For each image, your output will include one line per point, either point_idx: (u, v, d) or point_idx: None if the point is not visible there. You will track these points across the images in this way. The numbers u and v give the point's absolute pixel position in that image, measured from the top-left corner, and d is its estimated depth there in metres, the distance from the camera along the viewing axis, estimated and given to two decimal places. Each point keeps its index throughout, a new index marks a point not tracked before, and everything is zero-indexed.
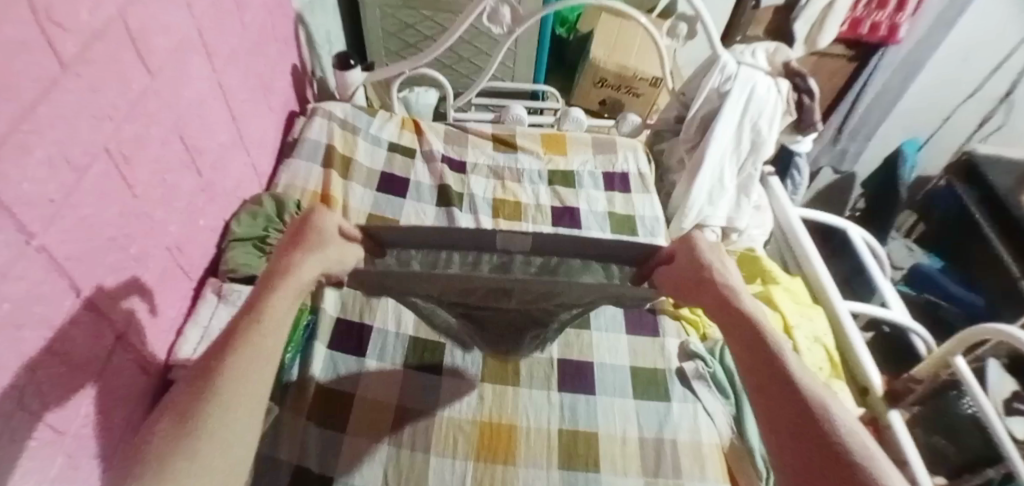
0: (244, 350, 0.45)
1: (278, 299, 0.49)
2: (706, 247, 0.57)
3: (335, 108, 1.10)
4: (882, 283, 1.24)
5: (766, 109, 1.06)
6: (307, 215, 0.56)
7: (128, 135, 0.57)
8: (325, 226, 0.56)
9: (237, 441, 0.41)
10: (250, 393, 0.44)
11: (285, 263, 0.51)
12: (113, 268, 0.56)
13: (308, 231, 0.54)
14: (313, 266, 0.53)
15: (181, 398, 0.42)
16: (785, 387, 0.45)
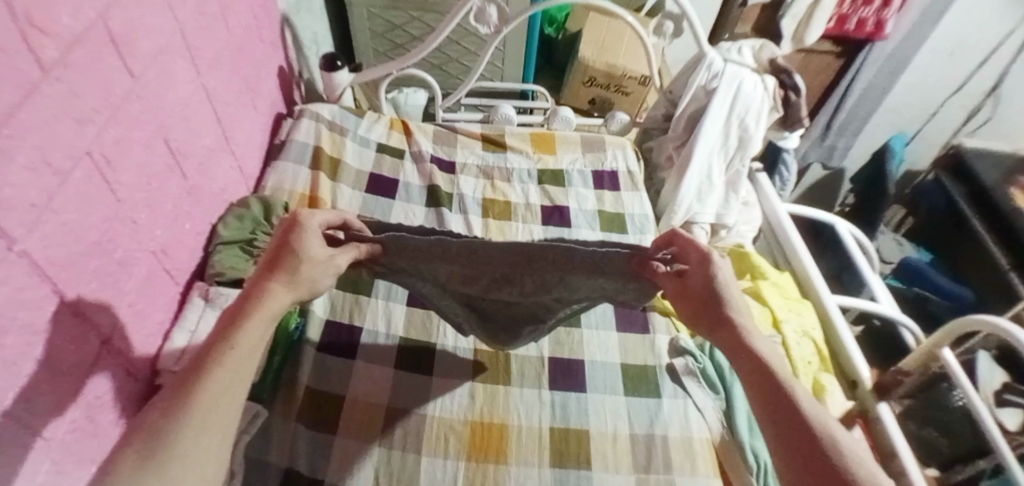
0: (216, 375, 0.47)
1: (250, 324, 0.50)
2: (723, 272, 0.60)
3: (323, 109, 1.09)
4: (871, 277, 1.26)
5: (753, 105, 1.07)
6: (291, 232, 0.55)
7: (110, 139, 0.56)
8: (305, 248, 0.55)
9: (206, 460, 0.45)
10: (221, 415, 0.47)
11: (260, 288, 0.53)
12: (98, 273, 0.56)
13: (288, 253, 0.54)
14: (285, 294, 0.54)
15: (154, 416, 0.45)
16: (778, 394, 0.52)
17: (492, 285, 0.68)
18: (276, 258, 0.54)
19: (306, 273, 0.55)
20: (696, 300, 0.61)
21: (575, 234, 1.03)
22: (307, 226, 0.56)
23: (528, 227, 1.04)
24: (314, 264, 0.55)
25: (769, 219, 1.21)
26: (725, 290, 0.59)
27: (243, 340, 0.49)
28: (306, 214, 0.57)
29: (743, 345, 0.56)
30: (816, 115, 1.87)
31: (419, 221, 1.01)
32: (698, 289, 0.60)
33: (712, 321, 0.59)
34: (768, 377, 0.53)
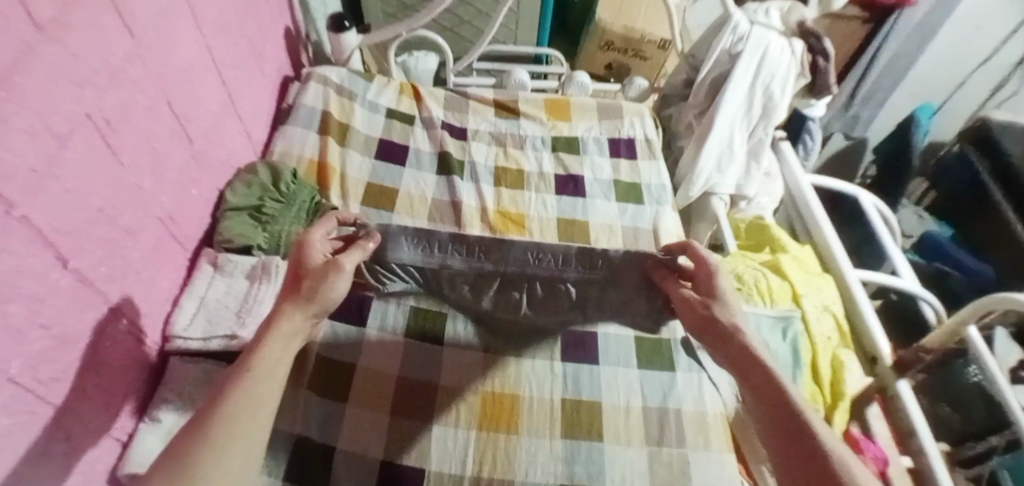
0: (236, 394, 0.51)
1: (269, 344, 0.54)
2: (725, 284, 0.61)
3: (330, 73, 1.06)
4: (894, 252, 1.22)
5: (780, 71, 1.02)
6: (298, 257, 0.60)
7: (111, 102, 0.54)
8: (314, 274, 0.58)
9: (231, 473, 0.49)
10: (246, 432, 0.50)
11: (278, 311, 0.57)
12: (103, 239, 0.55)
13: (297, 277, 0.59)
14: (300, 314, 0.57)
15: (183, 434, 0.49)
16: (786, 408, 0.54)
17: (503, 281, 0.69)
18: (290, 282, 0.59)
19: (317, 294, 0.58)
20: (699, 311, 0.61)
21: (590, 204, 1.00)
22: (311, 247, 0.60)
23: (541, 197, 1.01)
24: (320, 284, 0.58)
25: (791, 191, 1.16)
26: (728, 303, 0.61)
27: (261, 362, 0.53)
28: (310, 235, 0.61)
29: (749, 358, 0.57)
30: (842, 81, 1.78)
31: (430, 190, 0.98)
32: (701, 299, 0.61)
33: (715, 337, 0.60)
34: (772, 392, 0.55)
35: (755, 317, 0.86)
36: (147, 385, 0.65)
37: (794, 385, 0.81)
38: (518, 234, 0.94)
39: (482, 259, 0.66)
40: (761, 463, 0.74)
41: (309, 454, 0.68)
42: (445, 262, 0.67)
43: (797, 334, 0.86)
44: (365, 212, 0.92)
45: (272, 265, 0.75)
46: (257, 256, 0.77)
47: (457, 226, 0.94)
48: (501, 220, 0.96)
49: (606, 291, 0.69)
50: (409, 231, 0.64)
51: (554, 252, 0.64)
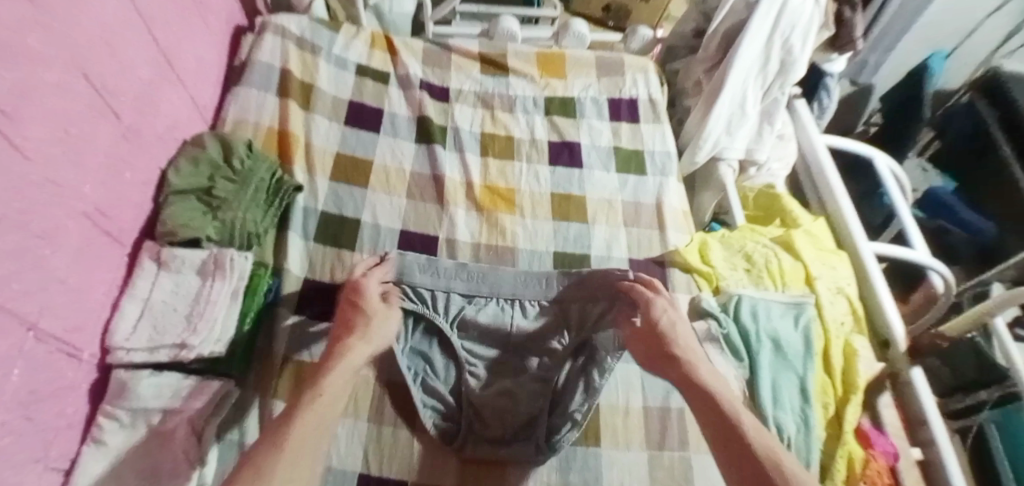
0: (312, 405, 0.50)
1: (339, 367, 0.55)
2: (669, 315, 0.62)
3: (289, 23, 0.92)
4: (906, 218, 1.14)
5: (802, 20, 0.89)
6: (355, 299, 0.63)
7: (6, 83, 0.42)
8: (371, 311, 0.62)
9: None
10: (314, 445, 0.48)
11: (341, 341, 0.58)
12: (14, 250, 0.45)
13: (356, 313, 0.61)
14: (367, 343, 0.59)
15: (263, 441, 0.47)
16: (710, 410, 0.52)
17: (506, 306, 0.74)
18: (346, 319, 0.61)
19: (377, 331, 0.61)
20: (647, 342, 0.62)
21: (588, 176, 0.91)
22: (369, 290, 0.64)
23: (533, 168, 0.90)
24: (381, 323, 0.62)
25: (805, 155, 1.06)
26: (675, 331, 0.61)
27: (333, 380, 0.54)
28: (365, 277, 0.65)
29: (692, 381, 0.55)
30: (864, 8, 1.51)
31: (407, 161, 0.88)
32: (648, 326, 0.62)
33: (662, 357, 0.59)
34: (708, 398, 0.53)
35: (765, 303, 0.80)
36: (87, 401, 0.57)
37: (804, 378, 0.75)
38: (508, 212, 0.85)
39: (492, 282, 0.74)
40: None
41: None
42: (459, 278, 0.74)
43: (810, 321, 0.79)
44: (335, 189, 0.82)
45: (226, 259, 0.66)
46: (210, 249, 0.68)
47: (439, 204, 0.84)
48: (489, 196, 0.86)
49: (587, 305, 0.73)
50: (421, 260, 0.72)
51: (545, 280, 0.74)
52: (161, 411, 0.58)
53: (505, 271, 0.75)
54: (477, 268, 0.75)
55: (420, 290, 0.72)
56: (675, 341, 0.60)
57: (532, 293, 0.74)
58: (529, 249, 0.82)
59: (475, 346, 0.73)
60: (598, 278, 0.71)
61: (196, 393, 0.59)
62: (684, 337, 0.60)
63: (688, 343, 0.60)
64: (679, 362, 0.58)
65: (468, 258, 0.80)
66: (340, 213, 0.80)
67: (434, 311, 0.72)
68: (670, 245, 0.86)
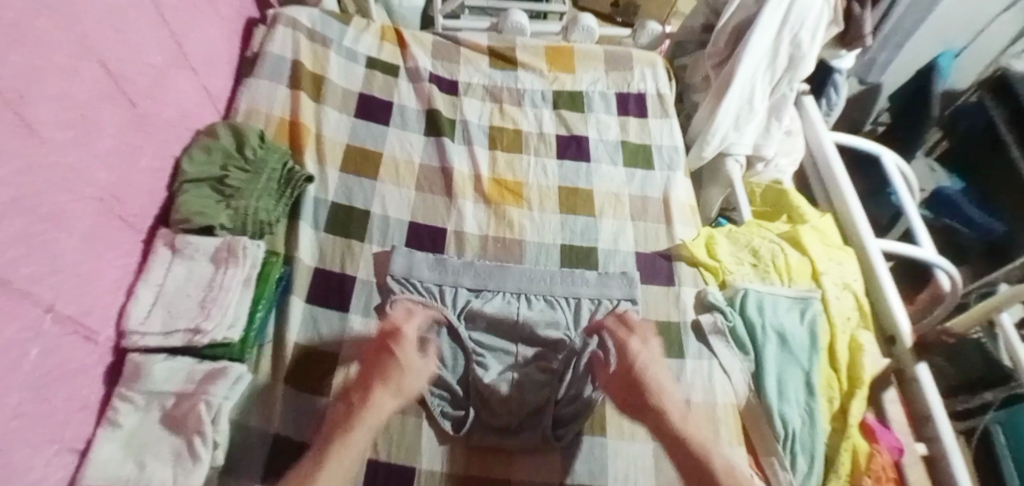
0: (326, 469, 0.52)
1: (360, 426, 0.56)
2: (643, 358, 0.65)
3: (300, 14, 0.93)
4: (914, 216, 1.14)
5: (811, 16, 0.89)
6: (391, 345, 0.64)
7: (15, 66, 0.43)
8: (405, 359, 0.62)
9: None
10: None
11: (368, 392, 0.59)
12: (25, 232, 0.46)
13: (390, 360, 0.62)
14: (392, 398, 0.60)
15: None
16: (691, 464, 0.56)
17: (513, 299, 0.76)
18: (378, 366, 0.62)
19: (409, 384, 0.61)
20: (621, 385, 0.64)
21: (595, 170, 0.91)
22: (406, 338, 0.65)
23: (541, 161, 0.91)
24: (413, 374, 0.62)
25: (813, 152, 1.06)
26: (651, 373, 0.63)
27: (351, 441, 0.55)
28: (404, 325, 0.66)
29: (671, 433, 0.58)
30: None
31: (416, 153, 0.88)
32: (624, 370, 0.64)
33: (638, 405, 0.62)
34: (686, 450, 0.57)
35: (771, 297, 0.81)
36: (102, 384, 0.58)
37: (809, 372, 0.75)
38: (516, 205, 0.86)
39: (499, 274, 0.77)
40: (772, 456, 0.70)
41: (290, 454, 0.61)
42: (465, 271, 0.77)
43: (816, 315, 0.79)
44: (345, 180, 0.83)
45: (239, 247, 0.67)
46: (222, 236, 0.69)
47: (447, 196, 0.85)
48: (497, 188, 0.87)
49: (593, 303, 0.76)
50: (427, 256, 0.77)
51: (547, 276, 0.78)
52: (174, 394, 0.59)
53: (509, 267, 0.78)
54: (483, 264, 0.78)
55: (427, 284, 0.75)
56: (651, 387, 0.62)
57: (538, 289, 0.77)
58: (537, 242, 0.82)
59: (483, 337, 0.73)
60: (592, 279, 0.78)
61: (208, 376, 0.60)
62: (659, 380, 0.63)
63: (660, 385, 0.63)
64: (657, 410, 0.60)
65: (476, 250, 0.81)
66: (350, 204, 0.81)
67: (442, 304, 0.74)
68: (677, 238, 0.86)
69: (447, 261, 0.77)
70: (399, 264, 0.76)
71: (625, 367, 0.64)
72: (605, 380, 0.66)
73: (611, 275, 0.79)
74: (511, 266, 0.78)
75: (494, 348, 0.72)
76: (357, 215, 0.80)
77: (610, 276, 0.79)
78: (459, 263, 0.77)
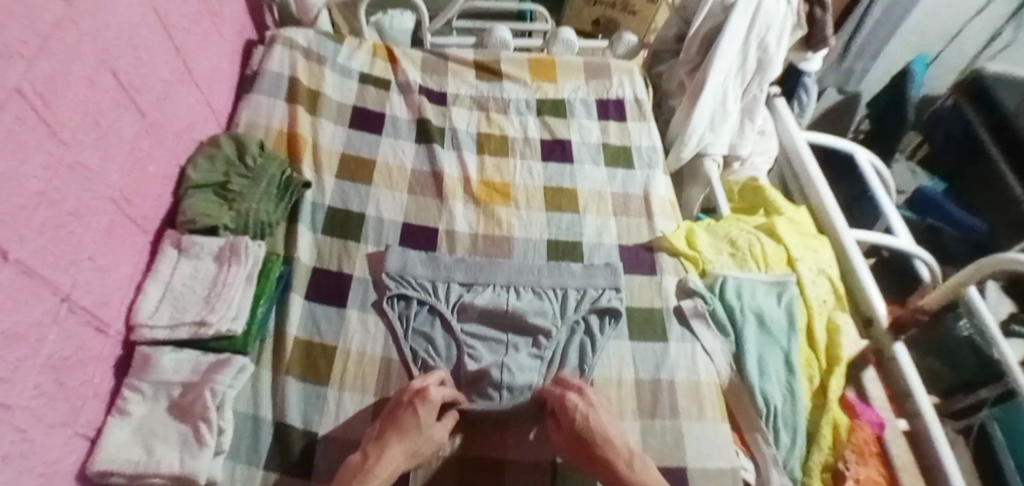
0: None
1: None
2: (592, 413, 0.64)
3: (296, 35, 0.99)
4: (890, 210, 1.18)
5: (775, 22, 0.95)
6: (415, 404, 0.63)
7: (43, 75, 0.48)
8: (425, 420, 0.62)
9: None
10: None
11: (378, 452, 0.59)
12: (49, 224, 0.50)
13: (412, 419, 0.62)
14: (399, 459, 0.60)
15: None
16: None
17: (504, 290, 0.79)
18: (400, 422, 0.62)
19: (420, 448, 0.62)
20: (571, 442, 0.64)
21: (578, 170, 0.96)
22: (432, 401, 0.64)
23: (527, 164, 0.96)
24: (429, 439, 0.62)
25: (787, 150, 1.12)
26: (599, 426, 0.64)
27: None
28: (434, 387, 0.65)
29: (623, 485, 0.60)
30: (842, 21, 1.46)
31: (409, 159, 0.93)
32: (573, 429, 0.63)
33: (590, 459, 0.63)
34: None
35: (749, 283, 0.85)
36: (112, 375, 0.61)
37: (788, 351, 0.78)
38: (503, 204, 0.90)
39: (489, 268, 0.81)
40: (755, 431, 0.73)
41: (291, 443, 0.64)
42: (457, 266, 0.80)
43: (792, 299, 0.83)
44: (341, 186, 0.87)
45: (241, 246, 0.72)
46: (225, 237, 0.73)
47: (439, 199, 0.89)
48: (485, 190, 0.91)
49: (582, 292, 0.80)
50: (420, 255, 0.81)
51: (535, 269, 0.81)
52: (181, 384, 0.62)
53: (497, 262, 0.82)
54: (474, 260, 0.81)
55: (420, 280, 0.79)
56: (598, 439, 0.63)
57: (527, 281, 0.80)
58: (524, 238, 0.87)
59: (475, 327, 0.76)
60: (580, 271, 0.82)
61: (214, 366, 0.64)
62: (606, 431, 0.63)
63: (606, 434, 0.63)
64: (608, 464, 0.62)
65: (467, 247, 0.85)
66: (345, 207, 0.85)
67: (436, 297, 0.78)
68: (658, 231, 0.90)
69: (438, 259, 0.81)
70: (391, 261, 0.79)
71: (569, 423, 0.64)
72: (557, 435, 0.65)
73: (597, 267, 0.82)
74: (499, 261, 0.82)
75: (485, 338, 0.75)
76: (353, 217, 0.85)
77: (597, 267, 0.82)
78: (451, 261, 0.81)
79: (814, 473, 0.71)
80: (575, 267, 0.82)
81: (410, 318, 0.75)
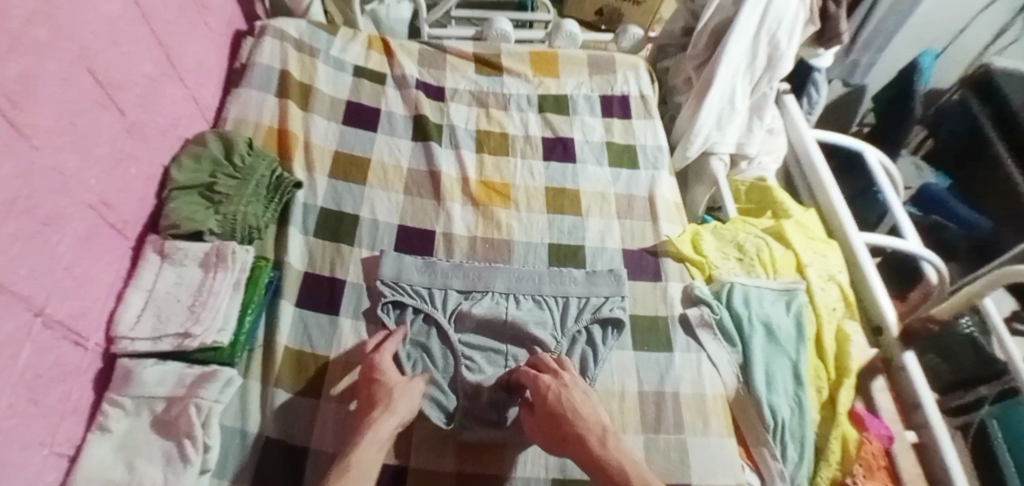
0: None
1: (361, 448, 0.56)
2: (570, 391, 0.62)
3: (288, 26, 0.95)
4: (899, 212, 1.14)
5: (788, 16, 0.91)
6: (371, 372, 0.64)
7: (13, 74, 0.44)
8: (388, 380, 0.63)
9: None
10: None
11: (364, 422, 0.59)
12: (21, 234, 0.46)
13: (376, 385, 0.62)
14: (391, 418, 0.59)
15: None
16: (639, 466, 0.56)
17: (503, 299, 0.76)
18: (368, 391, 0.62)
19: (401, 400, 0.62)
20: (545, 425, 0.60)
21: (581, 170, 0.92)
22: (383, 362, 0.65)
23: (527, 163, 0.92)
24: (402, 392, 0.62)
25: (795, 149, 1.08)
26: (569, 398, 0.61)
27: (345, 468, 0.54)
28: (379, 352, 0.66)
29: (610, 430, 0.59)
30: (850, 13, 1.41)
31: (404, 158, 0.90)
32: (545, 410, 0.60)
33: (561, 438, 0.59)
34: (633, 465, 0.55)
35: (756, 290, 0.82)
36: (92, 388, 0.58)
37: (796, 362, 0.76)
38: (503, 206, 0.87)
39: (489, 274, 0.78)
40: (762, 446, 0.71)
41: (275, 458, 0.62)
42: (454, 273, 0.77)
43: (801, 307, 0.81)
44: (334, 186, 0.84)
45: (228, 251, 0.68)
46: (211, 242, 0.70)
47: (436, 199, 0.86)
48: (484, 191, 0.88)
49: (585, 300, 0.77)
50: (415, 261, 0.77)
51: (534, 276, 0.78)
52: (165, 399, 0.60)
53: (496, 268, 0.78)
54: (471, 267, 0.78)
55: (417, 287, 0.75)
56: (568, 415, 0.59)
57: (526, 289, 0.77)
58: (524, 242, 0.84)
59: (472, 338, 0.73)
60: (581, 275, 0.79)
61: (199, 380, 0.61)
62: (578, 408, 0.60)
63: (580, 411, 0.60)
64: (580, 442, 0.57)
65: (465, 251, 0.82)
66: (339, 209, 0.82)
67: (431, 305, 0.74)
68: (663, 235, 0.87)
69: (434, 266, 0.78)
70: (385, 267, 0.76)
71: (541, 401, 0.61)
72: (528, 421, 0.62)
73: (600, 272, 0.79)
74: (497, 268, 0.78)
75: (483, 349, 0.72)
76: (346, 220, 0.81)
77: (599, 272, 0.79)
78: (446, 268, 0.78)
79: None
80: (577, 274, 0.79)
81: (404, 328, 0.73)
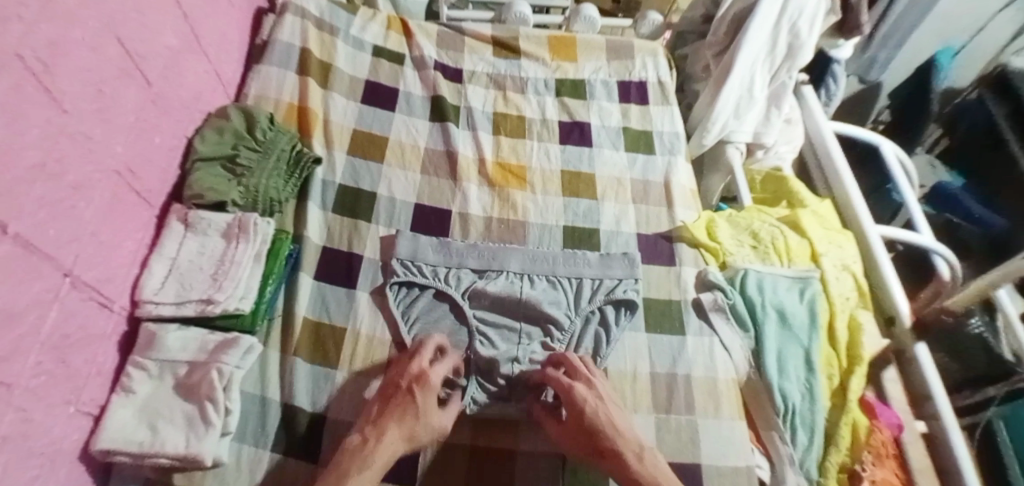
0: None
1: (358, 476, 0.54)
2: (606, 405, 0.62)
3: (308, 4, 0.95)
4: (914, 209, 1.13)
5: (808, 5, 0.90)
6: (414, 389, 0.61)
7: (43, 38, 0.45)
8: (424, 405, 0.60)
9: None
10: None
11: (373, 437, 0.57)
12: (49, 198, 0.47)
13: (412, 404, 0.60)
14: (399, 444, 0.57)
15: None
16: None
17: (517, 279, 0.77)
18: (399, 406, 0.60)
19: (421, 433, 0.59)
20: (579, 435, 0.61)
21: (597, 154, 0.93)
22: (431, 385, 0.62)
23: (544, 146, 0.93)
24: (429, 425, 0.60)
25: (811, 140, 1.08)
26: (604, 413, 0.61)
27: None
28: (431, 370, 0.63)
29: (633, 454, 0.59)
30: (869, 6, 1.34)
31: (422, 138, 0.90)
32: (581, 422, 0.61)
33: (597, 451, 0.60)
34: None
35: (771, 277, 0.82)
36: (117, 352, 0.59)
37: (808, 349, 0.76)
38: (519, 188, 0.87)
39: (503, 254, 0.78)
40: (772, 430, 0.71)
41: (292, 421, 0.63)
42: (470, 252, 0.78)
43: (815, 295, 0.81)
44: (352, 163, 0.85)
45: (250, 224, 0.69)
46: (233, 213, 0.71)
47: (452, 179, 0.86)
48: (501, 172, 0.88)
49: (600, 281, 0.77)
50: (431, 240, 0.78)
51: (549, 257, 0.79)
52: (187, 363, 0.61)
53: (511, 248, 0.79)
54: (486, 247, 0.79)
55: (431, 266, 0.76)
56: (605, 429, 0.60)
57: (540, 270, 0.78)
58: (540, 224, 0.84)
59: (486, 315, 0.74)
60: (597, 259, 0.79)
61: (220, 346, 0.62)
62: (615, 422, 0.60)
63: (617, 425, 0.60)
64: (617, 457, 0.58)
65: (480, 231, 0.82)
66: (357, 186, 0.83)
67: (445, 283, 0.75)
68: (678, 221, 0.87)
69: (449, 245, 0.78)
70: (400, 245, 0.77)
71: (575, 412, 0.61)
72: (556, 428, 0.63)
73: (615, 255, 0.80)
74: (512, 249, 0.79)
75: (496, 326, 0.73)
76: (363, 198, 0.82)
77: (613, 256, 0.80)
78: (461, 247, 0.78)
79: (831, 473, 0.69)
80: (592, 258, 0.79)
81: (419, 305, 0.73)
